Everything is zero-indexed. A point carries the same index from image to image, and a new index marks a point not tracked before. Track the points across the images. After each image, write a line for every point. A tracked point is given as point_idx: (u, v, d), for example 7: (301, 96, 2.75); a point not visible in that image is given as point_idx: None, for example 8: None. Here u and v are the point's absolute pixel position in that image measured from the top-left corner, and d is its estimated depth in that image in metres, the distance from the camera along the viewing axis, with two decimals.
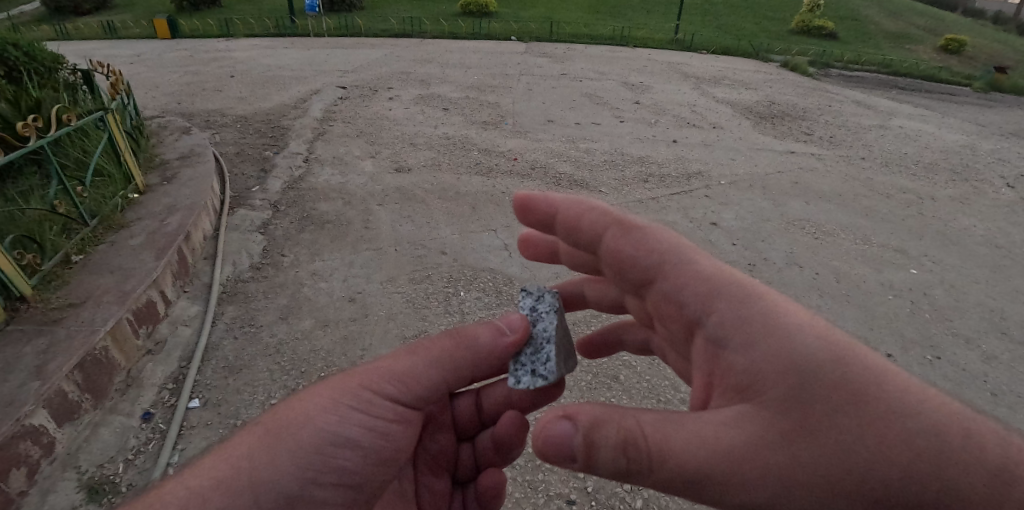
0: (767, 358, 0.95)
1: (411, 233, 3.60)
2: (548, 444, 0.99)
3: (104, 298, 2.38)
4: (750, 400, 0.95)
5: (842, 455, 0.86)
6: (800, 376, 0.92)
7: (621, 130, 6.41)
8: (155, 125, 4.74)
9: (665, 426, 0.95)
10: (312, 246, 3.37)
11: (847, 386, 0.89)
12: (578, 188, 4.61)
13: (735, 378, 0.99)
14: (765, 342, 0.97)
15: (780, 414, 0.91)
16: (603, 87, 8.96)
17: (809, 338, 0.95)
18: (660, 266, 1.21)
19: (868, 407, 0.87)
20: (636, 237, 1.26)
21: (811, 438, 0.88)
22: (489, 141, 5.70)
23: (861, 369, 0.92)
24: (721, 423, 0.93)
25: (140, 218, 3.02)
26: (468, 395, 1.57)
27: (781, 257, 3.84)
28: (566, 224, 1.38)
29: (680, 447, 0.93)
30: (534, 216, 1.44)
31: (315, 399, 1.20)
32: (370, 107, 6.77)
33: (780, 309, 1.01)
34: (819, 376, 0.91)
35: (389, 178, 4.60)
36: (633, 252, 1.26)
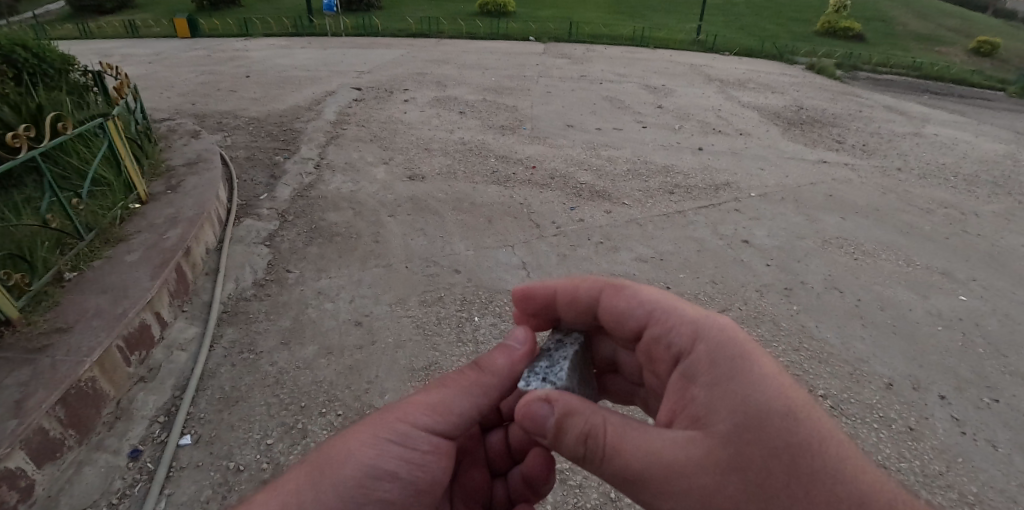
0: (734, 397, 0.92)
1: (423, 248, 3.40)
2: (525, 416, 1.03)
3: (94, 323, 2.22)
4: (704, 429, 0.93)
5: (775, 506, 0.84)
6: (758, 423, 0.88)
7: (644, 136, 6.14)
8: (165, 128, 4.62)
9: (628, 427, 0.96)
10: (319, 261, 3.20)
11: (796, 447, 0.87)
12: (600, 200, 4.37)
13: (696, 409, 0.96)
14: (736, 384, 0.93)
15: (729, 450, 0.88)
16: (624, 90, 8.69)
17: (777, 394, 0.91)
18: (652, 317, 1.13)
19: (810, 473, 0.85)
20: (628, 298, 1.17)
21: (751, 480, 0.86)
22: (506, 147, 5.49)
23: (828, 436, 0.89)
24: (673, 442, 0.93)
25: (139, 230, 2.87)
26: (501, 430, 1.38)
27: (820, 280, 3.56)
28: (564, 296, 1.27)
29: (631, 449, 0.94)
30: (530, 302, 1.31)
31: (351, 435, 1.07)
32: (385, 110, 6.61)
33: (760, 360, 0.96)
34: (779, 429, 0.88)
35: (402, 187, 4.42)
36: (626, 309, 1.17)
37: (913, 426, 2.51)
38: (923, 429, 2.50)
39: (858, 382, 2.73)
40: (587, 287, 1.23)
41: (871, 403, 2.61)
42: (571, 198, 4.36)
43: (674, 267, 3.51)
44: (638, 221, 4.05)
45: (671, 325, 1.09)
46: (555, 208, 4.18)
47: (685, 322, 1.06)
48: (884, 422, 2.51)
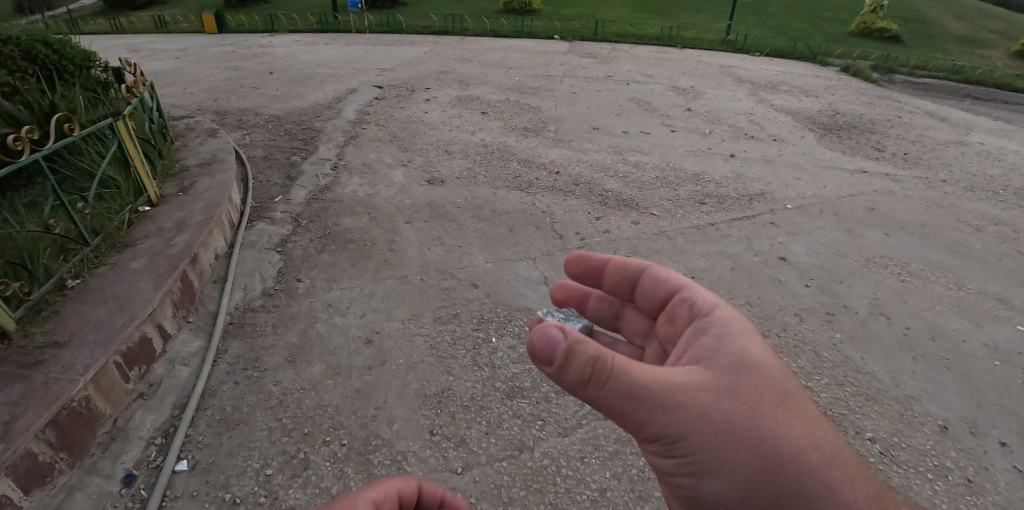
0: (729, 349, 1.22)
1: (439, 259, 3.24)
2: (541, 340, 1.17)
3: (91, 337, 2.12)
4: (701, 367, 1.20)
5: (753, 424, 1.11)
6: (745, 367, 1.19)
7: (672, 141, 5.88)
8: (183, 125, 4.56)
9: (634, 361, 1.16)
10: (331, 270, 3.06)
11: (773, 386, 1.17)
12: (626, 209, 4.15)
13: (697, 354, 1.24)
14: (732, 339, 1.24)
15: (721, 382, 1.15)
16: (651, 91, 8.40)
17: (761, 350, 1.23)
18: (681, 288, 1.46)
19: (781, 405, 1.15)
20: (671, 271, 1.53)
21: (737, 403, 1.13)
22: (528, 150, 5.30)
23: (788, 386, 1.20)
24: (677, 371, 1.17)
25: (147, 235, 2.77)
26: None
27: (864, 304, 3.29)
28: (618, 263, 1.60)
29: (637, 373, 1.13)
30: (585, 264, 1.65)
31: None
32: (406, 109, 6.48)
33: (751, 328, 1.29)
34: (757, 373, 1.18)
35: (419, 191, 4.27)
36: (667, 277, 1.51)
37: (972, 478, 2.23)
38: (983, 483, 2.21)
39: (910, 424, 2.45)
40: (639, 264, 1.57)
41: (925, 450, 2.33)
42: (595, 206, 4.15)
43: (705, 286, 3.28)
44: (666, 233, 3.82)
45: (696, 293, 1.41)
46: (579, 217, 3.98)
47: (706, 295, 1.40)
48: (939, 472, 2.24)
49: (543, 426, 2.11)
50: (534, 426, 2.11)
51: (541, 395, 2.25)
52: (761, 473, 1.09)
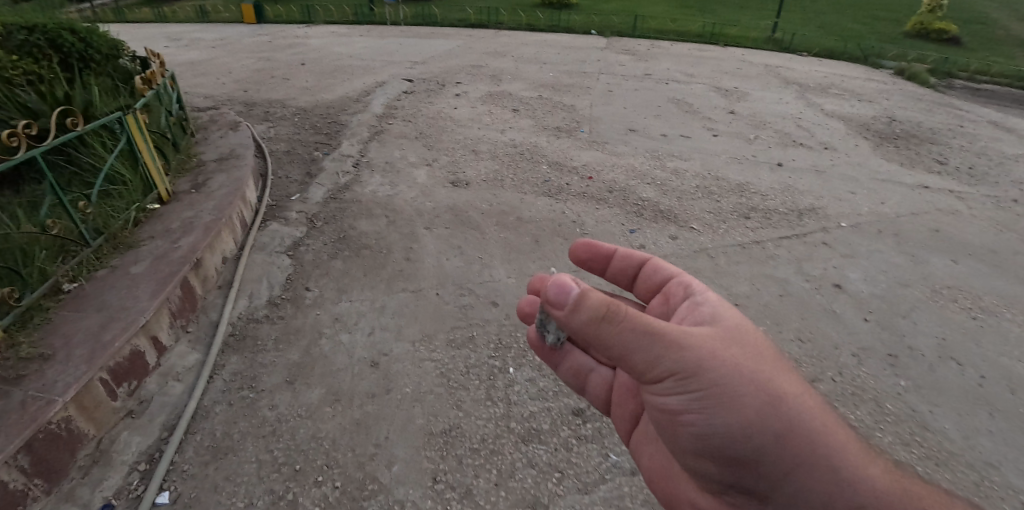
0: (722, 312, 1.29)
1: (458, 271, 3.00)
2: (559, 287, 1.17)
3: (78, 351, 1.97)
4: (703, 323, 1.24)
5: (753, 366, 1.16)
6: (740, 324, 1.25)
7: (715, 147, 5.49)
8: (207, 116, 4.46)
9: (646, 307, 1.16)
10: (342, 279, 2.86)
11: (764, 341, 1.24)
12: (664, 221, 3.82)
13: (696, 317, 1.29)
14: (723, 305, 1.32)
15: (722, 333, 1.20)
16: (693, 91, 7.96)
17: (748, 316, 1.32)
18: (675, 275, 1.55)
19: (774, 357, 1.21)
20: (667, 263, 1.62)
21: (738, 349, 1.17)
22: (559, 152, 5.00)
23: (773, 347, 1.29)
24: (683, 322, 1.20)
25: (152, 235, 2.63)
26: None
27: (932, 344, 2.89)
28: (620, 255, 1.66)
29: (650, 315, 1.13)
30: (589, 255, 1.70)
31: None
32: (434, 105, 6.26)
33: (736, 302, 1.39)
34: (752, 330, 1.24)
35: (442, 193, 4.04)
36: (665, 267, 1.59)
37: None
38: None
39: (988, 498, 2.09)
40: (642, 255, 1.66)
41: None
42: (629, 217, 3.84)
43: (750, 314, 2.95)
44: (708, 250, 3.48)
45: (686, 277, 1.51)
46: (611, 229, 3.68)
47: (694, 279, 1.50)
48: None
49: (560, 479, 1.87)
50: (550, 479, 1.86)
51: (560, 441, 2.00)
52: (763, 408, 1.12)
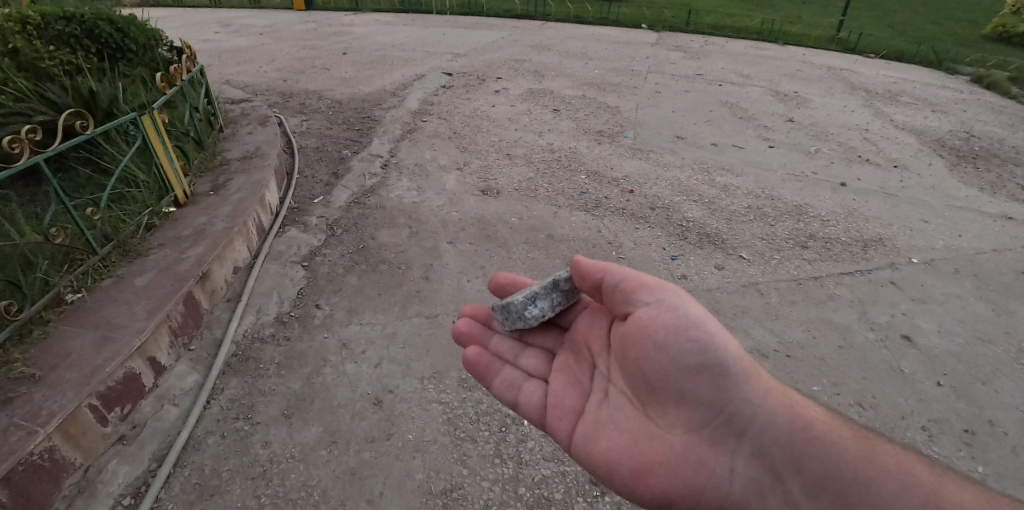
0: None
1: (478, 294, 2.78)
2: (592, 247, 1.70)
3: (69, 375, 1.87)
4: None
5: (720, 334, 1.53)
6: None
7: (770, 160, 5.03)
8: (239, 110, 4.38)
9: None
10: (355, 297, 2.70)
11: None
12: (711, 247, 3.45)
13: None
14: None
15: None
16: (748, 95, 7.42)
17: None
18: None
19: None
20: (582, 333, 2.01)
21: None
22: (599, 159, 4.67)
23: None
24: None
25: (162, 243, 2.53)
26: None
27: (1019, 418, 2.48)
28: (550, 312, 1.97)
29: None
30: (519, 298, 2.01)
31: None
32: (471, 101, 6.03)
33: None
34: None
35: (470, 201, 3.81)
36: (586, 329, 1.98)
37: None
38: None
39: None
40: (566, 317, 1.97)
41: None
42: (672, 238, 3.49)
43: (802, 367, 2.61)
44: (758, 285, 3.12)
45: None
46: (649, 253, 3.36)
47: None
48: None
49: None
50: None
51: None
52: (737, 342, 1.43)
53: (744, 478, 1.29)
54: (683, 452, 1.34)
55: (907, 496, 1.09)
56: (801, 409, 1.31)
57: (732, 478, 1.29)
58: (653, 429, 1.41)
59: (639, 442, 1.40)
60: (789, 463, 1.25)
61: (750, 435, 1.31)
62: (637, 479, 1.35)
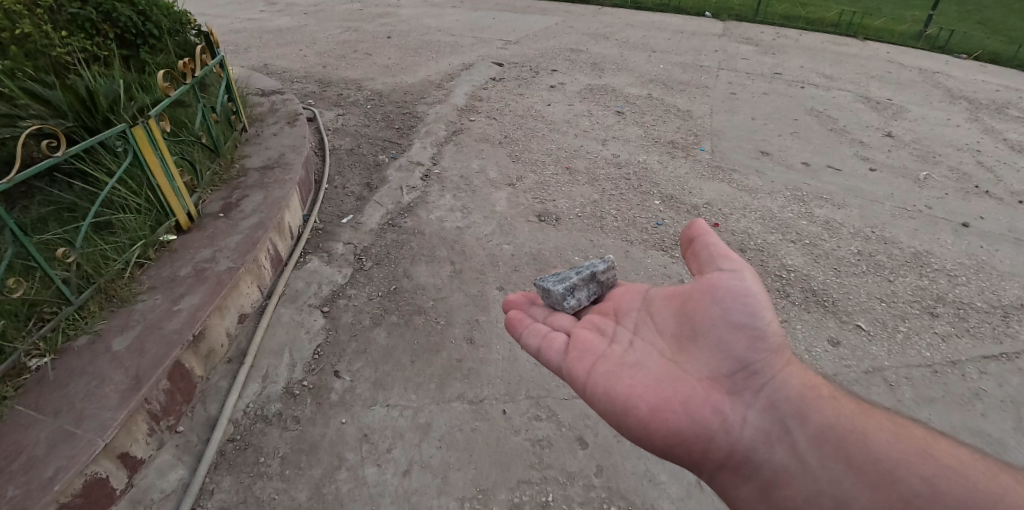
0: None
1: (534, 365, 2.20)
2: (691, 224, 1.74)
3: (7, 491, 1.43)
4: None
5: None
6: None
7: (876, 186, 4.20)
8: (268, 103, 3.91)
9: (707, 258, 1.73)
10: (382, 363, 2.19)
11: None
12: (821, 306, 2.76)
13: None
14: None
15: None
16: (839, 99, 6.41)
17: None
18: None
19: None
20: None
21: None
22: (672, 179, 4.00)
23: None
24: None
25: (154, 288, 2.10)
26: None
27: None
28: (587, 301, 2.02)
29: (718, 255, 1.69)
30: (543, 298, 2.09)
31: None
32: (523, 98, 5.39)
33: None
34: None
35: (523, 229, 3.24)
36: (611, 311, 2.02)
37: None
38: None
39: None
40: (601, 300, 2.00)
41: None
42: (771, 293, 2.81)
43: None
44: (884, 372, 2.41)
45: None
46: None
47: None
48: None
49: None
50: None
51: None
52: None
53: (758, 427, 1.29)
54: (704, 397, 1.37)
55: (899, 444, 1.13)
56: (811, 375, 1.36)
57: (746, 426, 1.30)
58: (677, 377, 1.43)
59: (664, 384, 1.41)
60: (800, 414, 1.26)
61: (769, 390, 1.33)
62: (655, 414, 1.36)
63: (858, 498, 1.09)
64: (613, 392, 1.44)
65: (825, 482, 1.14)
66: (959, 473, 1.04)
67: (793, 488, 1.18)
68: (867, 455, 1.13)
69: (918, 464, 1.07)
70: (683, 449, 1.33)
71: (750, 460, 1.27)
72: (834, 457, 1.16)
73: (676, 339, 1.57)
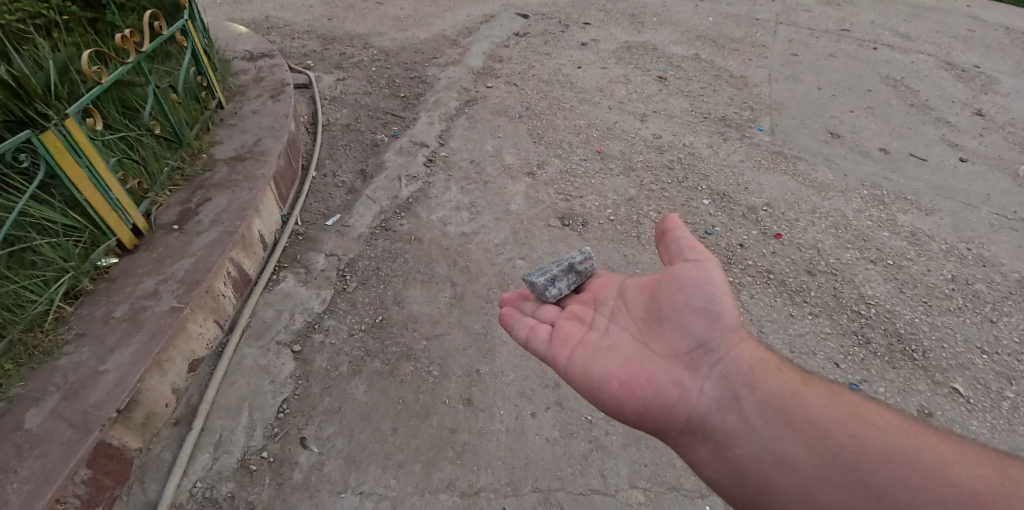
0: None
1: (545, 442, 1.79)
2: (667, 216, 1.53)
3: None
4: None
5: None
6: None
7: (975, 179, 3.46)
8: (250, 66, 3.35)
9: None
10: (359, 432, 1.79)
11: None
12: (909, 358, 2.23)
13: None
14: None
15: None
16: (925, 57, 5.36)
17: None
18: None
19: None
20: None
21: None
22: (724, 169, 3.29)
23: None
24: None
25: (82, 335, 1.71)
26: None
27: None
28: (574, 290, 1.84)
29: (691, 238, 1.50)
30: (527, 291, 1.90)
31: None
32: (550, 58, 4.62)
33: None
34: None
35: (541, 234, 2.70)
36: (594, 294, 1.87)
37: None
38: None
39: None
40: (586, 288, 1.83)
41: None
42: (846, 339, 2.28)
43: None
44: None
45: None
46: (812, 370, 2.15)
47: None
48: None
49: None
50: None
51: None
52: None
53: (714, 396, 1.18)
54: (666, 370, 1.26)
55: (839, 408, 1.04)
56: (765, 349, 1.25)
57: (705, 396, 1.19)
58: (644, 353, 1.32)
59: (632, 361, 1.31)
60: (754, 383, 1.15)
61: (728, 361, 1.22)
62: (623, 389, 1.26)
63: (799, 457, 1.00)
64: (586, 370, 1.34)
65: (769, 441, 1.05)
66: (888, 434, 0.96)
67: (740, 456, 1.08)
68: (808, 416, 1.05)
69: (856, 426, 1.00)
70: (647, 421, 1.23)
71: (706, 427, 1.16)
72: (778, 417, 1.07)
73: (644, 316, 1.43)
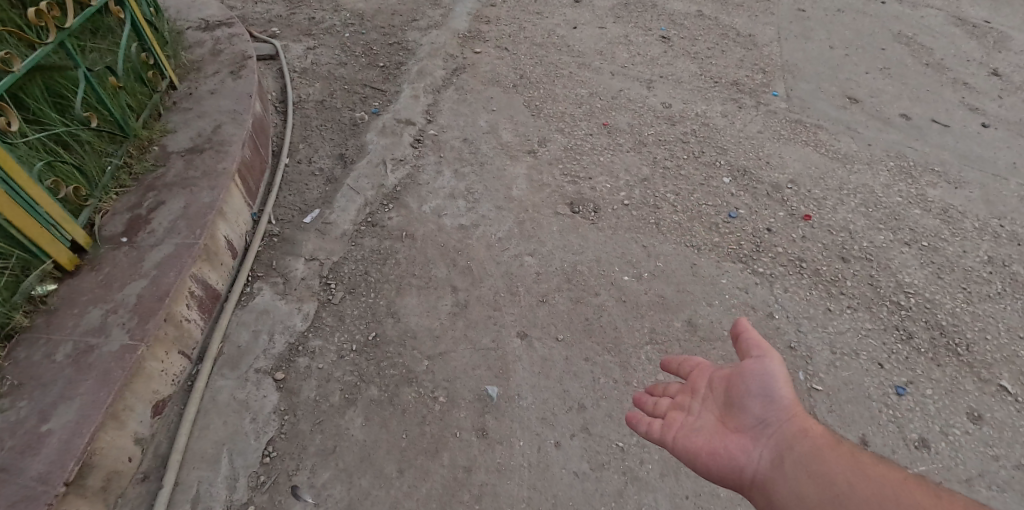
0: None
1: (573, 477, 1.58)
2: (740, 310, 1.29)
3: None
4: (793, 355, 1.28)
5: None
6: None
7: (999, 144, 3.24)
8: (205, 35, 2.91)
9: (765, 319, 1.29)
10: (358, 476, 1.56)
11: None
12: (952, 353, 2.06)
13: None
14: None
15: None
16: (937, 8, 5.03)
17: None
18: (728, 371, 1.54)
19: None
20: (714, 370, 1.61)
21: None
22: (742, 141, 3.02)
23: None
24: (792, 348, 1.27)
25: (19, 385, 1.43)
26: None
27: None
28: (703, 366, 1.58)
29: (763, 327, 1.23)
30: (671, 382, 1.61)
31: None
32: (542, 17, 4.20)
33: None
34: None
35: (548, 223, 2.42)
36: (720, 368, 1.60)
37: None
38: None
39: None
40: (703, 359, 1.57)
41: None
42: (887, 336, 2.10)
43: None
44: None
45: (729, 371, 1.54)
46: (854, 374, 1.98)
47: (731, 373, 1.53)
48: None
49: None
50: None
51: None
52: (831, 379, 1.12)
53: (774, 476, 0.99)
54: (728, 430, 1.12)
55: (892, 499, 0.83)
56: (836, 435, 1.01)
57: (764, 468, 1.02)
58: (710, 415, 1.18)
59: (697, 424, 1.18)
60: (812, 448, 0.98)
61: (795, 424, 1.05)
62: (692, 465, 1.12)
63: None
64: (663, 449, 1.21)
65: None
66: None
67: None
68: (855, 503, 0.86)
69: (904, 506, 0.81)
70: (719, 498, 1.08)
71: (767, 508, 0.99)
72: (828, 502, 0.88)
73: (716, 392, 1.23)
